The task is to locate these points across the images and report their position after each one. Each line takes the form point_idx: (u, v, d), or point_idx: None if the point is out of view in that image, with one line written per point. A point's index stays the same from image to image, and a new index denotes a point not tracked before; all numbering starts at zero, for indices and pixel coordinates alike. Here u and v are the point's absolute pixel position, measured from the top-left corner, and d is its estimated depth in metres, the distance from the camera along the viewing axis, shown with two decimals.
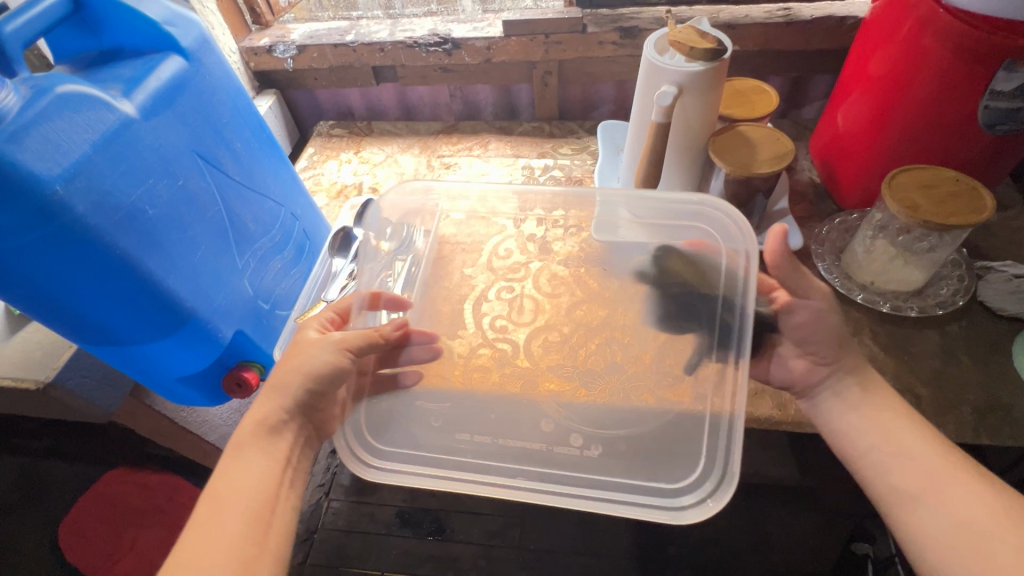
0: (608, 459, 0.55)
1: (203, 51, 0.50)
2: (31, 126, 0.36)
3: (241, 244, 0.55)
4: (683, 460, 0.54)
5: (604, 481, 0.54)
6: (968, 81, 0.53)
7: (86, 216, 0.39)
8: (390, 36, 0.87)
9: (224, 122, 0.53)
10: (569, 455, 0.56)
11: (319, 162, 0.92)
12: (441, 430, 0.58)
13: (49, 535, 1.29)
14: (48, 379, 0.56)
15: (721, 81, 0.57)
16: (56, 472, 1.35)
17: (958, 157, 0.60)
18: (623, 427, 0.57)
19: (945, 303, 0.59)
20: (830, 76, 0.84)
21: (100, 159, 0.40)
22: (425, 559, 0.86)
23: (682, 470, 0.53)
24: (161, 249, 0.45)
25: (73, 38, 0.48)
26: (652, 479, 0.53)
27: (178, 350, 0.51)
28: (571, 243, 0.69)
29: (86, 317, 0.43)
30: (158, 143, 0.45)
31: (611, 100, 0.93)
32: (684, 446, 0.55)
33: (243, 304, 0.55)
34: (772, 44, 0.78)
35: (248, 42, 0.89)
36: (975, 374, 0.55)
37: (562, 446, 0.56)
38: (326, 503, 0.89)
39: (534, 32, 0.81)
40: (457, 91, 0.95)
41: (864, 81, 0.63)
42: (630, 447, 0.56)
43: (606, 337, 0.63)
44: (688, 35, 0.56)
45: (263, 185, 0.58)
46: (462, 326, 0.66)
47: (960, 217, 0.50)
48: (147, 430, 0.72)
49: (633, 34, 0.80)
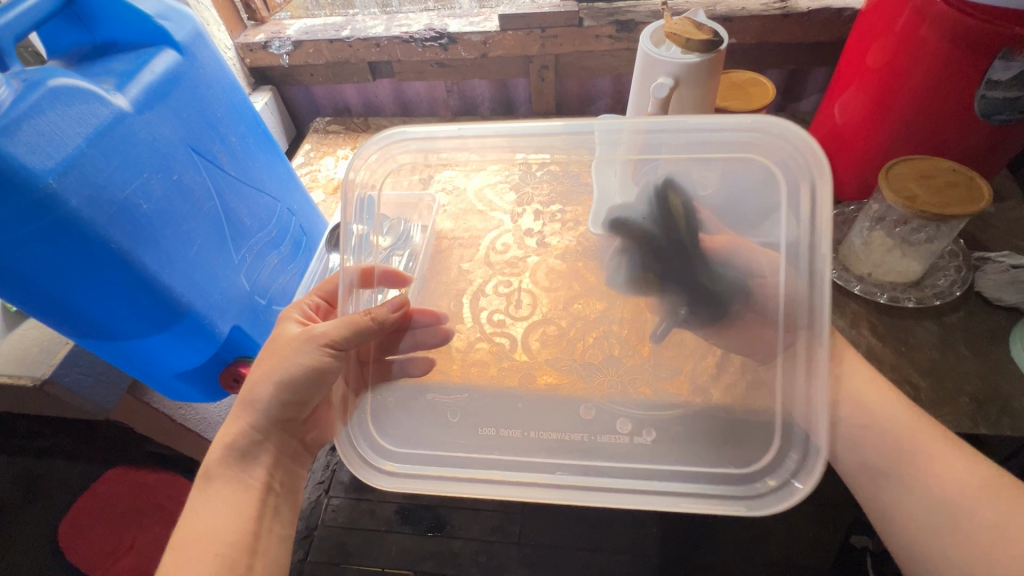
0: (665, 442, 0.55)
1: (198, 45, 0.50)
2: (24, 119, 0.35)
3: (237, 239, 0.54)
4: (756, 444, 0.53)
5: (663, 469, 0.53)
6: (965, 71, 0.53)
7: (80, 210, 0.38)
8: (386, 31, 0.86)
9: (218, 117, 0.52)
10: (619, 442, 0.56)
11: (316, 158, 0.93)
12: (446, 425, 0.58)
13: (47, 534, 1.28)
14: (45, 375, 0.56)
15: (718, 73, 0.57)
16: (55, 472, 1.35)
17: (956, 147, 0.60)
18: (621, 420, 0.57)
19: (944, 293, 0.60)
20: (828, 68, 0.83)
21: (94, 152, 0.40)
22: (426, 557, 0.74)
23: (755, 454, 0.53)
24: (156, 244, 0.45)
25: (66, 32, 0.47)
26: (723, 463, 0.53)
27: (175, 346, 0.50)
28: (568, 237, 0.68)
29: (81, 311, 0.43)
30: (152, 137, 0.45)
31: (608, 94, 0.92)
32: (755, 433, 0.54)
33: (240, 299, 0.55)
34: (769, 37, 0.78)
35: (244, 38, 0.89)
36: (973, 364, 0.55)
37: (609, 433, 0.56)
38: (326, 500, 0.78)
39: (531, 26, 0.81)
40: (454, 86, 0.95)
41: (861, 72, 0.62)
42: (691, 441, 0.55)
43: (605, 330, 0.63)
44: (684, 27, 0.56)
45: (259, 180, 0.58)
46: (460, 320, 0.65)
47: (958, 207, 0.50)
48: (144, 427, 0.72)
49: (630, 28, 0.80)
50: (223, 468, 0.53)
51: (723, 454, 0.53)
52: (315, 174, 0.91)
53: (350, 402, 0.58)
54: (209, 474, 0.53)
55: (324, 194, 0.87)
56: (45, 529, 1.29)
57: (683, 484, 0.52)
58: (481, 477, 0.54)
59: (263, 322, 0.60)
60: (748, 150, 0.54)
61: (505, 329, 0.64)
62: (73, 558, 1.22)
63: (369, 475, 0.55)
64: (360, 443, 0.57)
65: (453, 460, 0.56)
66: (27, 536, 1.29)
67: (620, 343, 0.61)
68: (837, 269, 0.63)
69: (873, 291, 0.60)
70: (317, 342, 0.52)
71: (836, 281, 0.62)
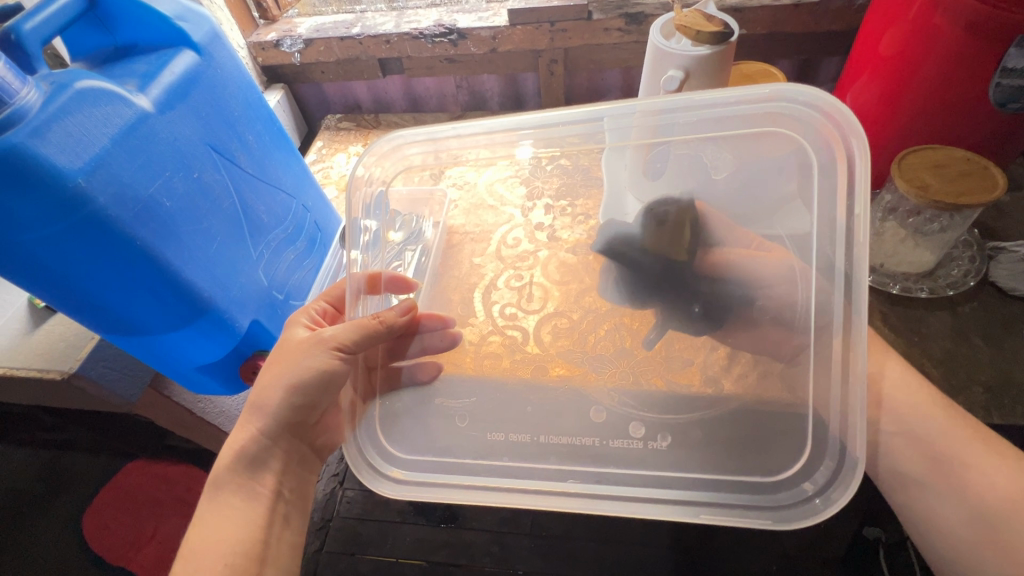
0: (679, 450, 0.54)
1: (215, 45, 0.51)
2: (54, 121, 0.37)
3: (255, 236, 0.56)
4: (780, 452, 0.52)
5: (678, 475, 0.52)
6: (979, 59, 0.53)
7: (108, 208, 0.40)
8: (396, 27, 0.87)
9: (236, 116, 0.53)
10: (631, 447, 0.55)
11: (328, 155, 0.94)
12: (459, 429, 0.58)
13: (72, 525, 1.31)
14: (72, 369, 0.57)
15: (729, 64, 0.57)
16: (79, 463, 1.39)
17: (970, 136, 0.59)
18: (628, 417, 0.57)
19: (956, 284, 0.59)
20: (840, 57, 0.83)
21: (119, 152, 0.41)
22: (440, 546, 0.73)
23: (780, 461, 0.52)
24: (178, 240, 0.46)
25: (88, 35, 0.48)
26: (744, 471, 0.52)
27: (197, 340, 0.52)
28: (580, 231, 0.69)
29: (108, 306, 0.44)
30: (173, 136, 0.46)
31: (618, 87, 0.92)
32: (780, 439, 0.53)
33: (258, 294, 0.57)
34: (780, 27, 0.77)
35: (255, 37, 0.90)
36: (987, 354, 0.55)
37: (621, 438, 0.56)
38: (341, 492, 0.77)
39: (540, 20, 0.81)
40: (463, 81, 0.95)
41: (873, 62, 0.62)
42: (711, 447, 0.54)
43: (616, 323, 0.63)
44: (694, 19, 0.56)
45: (275, 177, 0.59)
46: (473, 314, 0.67)
47: (971, 197, 0.50)
48: (165, 420, 0.74)
49: (639, 20, 0.80)
50: (245, 459, 0.54)
51: (745, 461, 0.52)
52: (327, 171, 0.92)
53: (362, 407, 0.59)
54: (231, 465, 0.54)
55: (336, 191, 0.88)
56: (69, 519, 1.32)
57: (699, 492, 0.51)
58: (493, 484, 0.54)
59: (280, 316, 0.61)
60: (762, 119, 0.54)
61: (518, 322, 0.65)
62: (95, 546, 1.26)
63: (376, 482, 0.56)
64: (370, 449, 0.57)
65: (467, 459, 0.56)
66: (51, 526, 1.32)
67: (632, 336, 0.62)
68: None
69: (885, 282, 0.60)
70: (327, 345, 0.53)
71: None
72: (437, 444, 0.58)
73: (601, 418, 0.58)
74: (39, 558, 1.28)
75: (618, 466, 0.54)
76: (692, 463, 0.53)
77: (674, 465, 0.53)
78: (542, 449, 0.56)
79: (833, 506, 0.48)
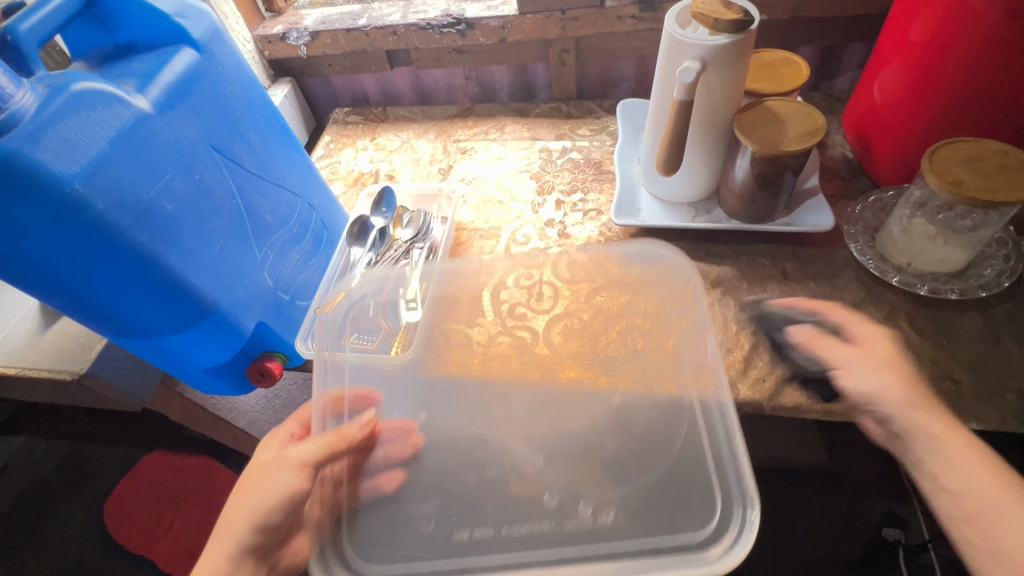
0: (621, 520, 0.52)
1: (215, 42, 0.50)
2: (50, 125, 0.36)
3: (260, 236, 0.55)
4: (699, 508, 0.51)
5: (615, 551, 0.50)
6: (1020, 44, 0.49)
7: (106, 213, 0.39)
8: (403, 18, 0.85)
9: (238, 115, 0.52)
10: (580, 527, 0.53)
11: (336, 150, 0.92)
12: (428, 537, 0.54)
13: (93, 515, 1.35)
14: (82, 370, 0.58)
15: (747, 54, 0.54)
16: (100, 454, 1.42)
17: (1007, 126, 0.56)
18: (576, 497, 0.55)
19: (989, 284, 0.56)
20: (867, 42, 0.78)
21: (118, 155, 0.40)
22: None
23: (699, 519, 0.51)
24: (179, 243, 0.45)
25: (88, 34, 0.48)
26: (672, 531, 0.51)
27: (202, 343, 0.51)
28: (591, 227, 0.72)
29: (110, 310, 0.44)
30: (173, 137, 0.45)
31: (631, 77, 0.89)
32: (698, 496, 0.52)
33: (264, 295, 0.56)
34: (802, 12, 0.74)
35: (262, 30, 0.89)
36: (1021, 359, 0.52)
37: (570, 519, 0.53)
38: None
39: (551, 8, 0.79)
40: (473, 72, 0.93)
41: (903, 48, 0.59)
42: (640, 518, 0.52)
43: (628, 324, 0.62)
44: (712, 6, 0.53)
45: (279, 175, 0.58)
46: (481, 314, 0.65)
47: (1009, 193, 0.47)
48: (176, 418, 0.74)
49: (653, 7, 0.77)
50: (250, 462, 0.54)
51: (670, 523, 0.51)
52: (335, 166, 0.90)
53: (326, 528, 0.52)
54: None
55: (345, 186, 0.86)
56: (91, 509, 1.35)
57: (631, 560, 0.49)
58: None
59: (286, 317, 0.60)
60: None
61: (527, 322, 0.64)
62: (118, 534, 1.30)
63: None
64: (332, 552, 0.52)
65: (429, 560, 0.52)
66: (75, 515, 1.35)
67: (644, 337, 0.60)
68: (873, 258, 0.60)
69: (912, 282, 0.57)
70: (292, 466, 0.50)
71: (872, 271, 0.59)
72: (410, 552, 0.52)
73: (552, 502, 0.55)
74: (64, 546, 1.31)
75: (570, 553, 0.51)
76: (635, 532, 0.51)
77: (611, 531, 0.52)
78: (511, 522, 0.54)
79: (729, 557, 0.47)
